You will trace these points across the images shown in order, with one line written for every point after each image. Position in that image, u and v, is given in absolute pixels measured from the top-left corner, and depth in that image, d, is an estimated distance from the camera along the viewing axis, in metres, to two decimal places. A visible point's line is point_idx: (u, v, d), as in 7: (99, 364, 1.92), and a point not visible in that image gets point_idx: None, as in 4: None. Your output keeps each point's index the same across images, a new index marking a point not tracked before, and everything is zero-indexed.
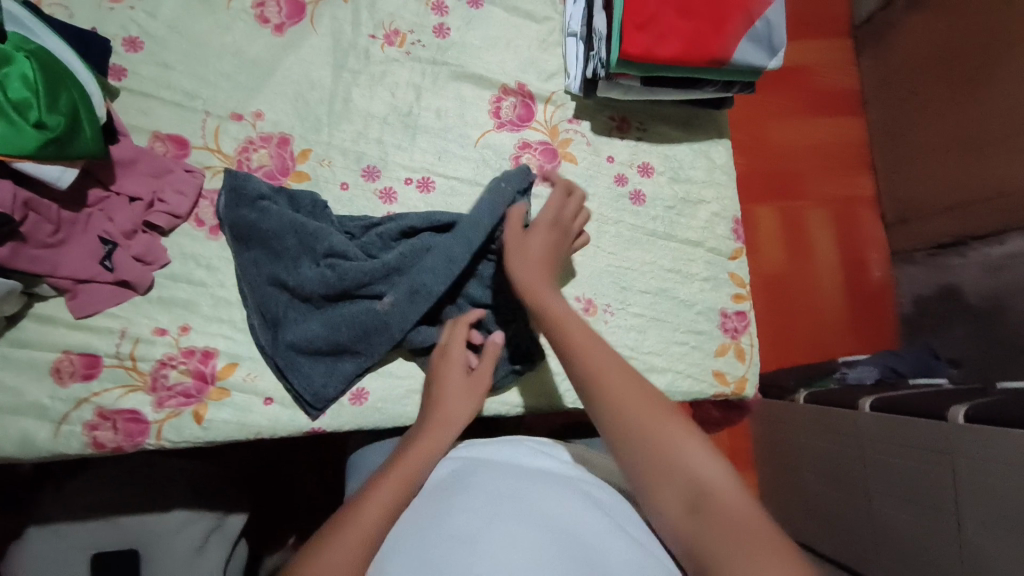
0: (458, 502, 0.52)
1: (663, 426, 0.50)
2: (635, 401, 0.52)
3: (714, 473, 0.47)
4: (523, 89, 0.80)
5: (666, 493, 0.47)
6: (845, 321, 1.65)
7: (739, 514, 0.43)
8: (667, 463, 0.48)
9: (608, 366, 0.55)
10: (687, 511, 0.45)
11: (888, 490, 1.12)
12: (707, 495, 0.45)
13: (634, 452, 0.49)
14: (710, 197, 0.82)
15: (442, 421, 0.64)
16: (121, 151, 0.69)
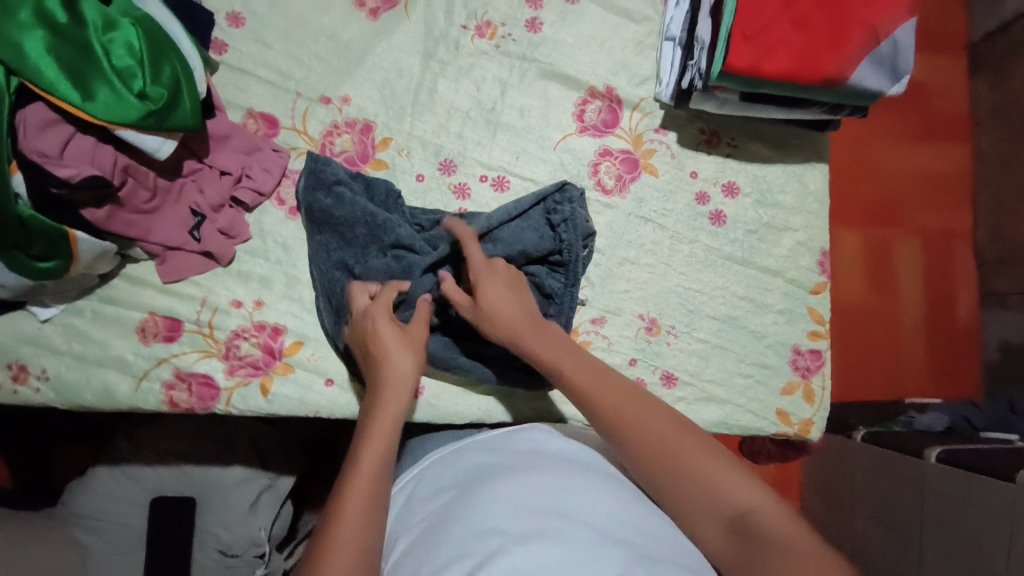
0: (481, 498, 0.52)
1: (690, 457, 0.52)
2: (656, 434, 0.54)
3: (751, 495, 0.49)
4: (611, 93, 0.77)
5: (704, 523, 0.50)
6: (920, 358, 1.54)
7: (783, 532, 0.46)
8: (702, 496, 0.50)
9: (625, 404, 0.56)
10: (728, 535, 0.48)
11: (943, 548, 1.06)
12: (747, 517, 0.48)
13: (665, 488, 0.52)
14: (797, 225, 0.77)
15: (394, 387, 0.60)
16: (216, 127, 0.71)
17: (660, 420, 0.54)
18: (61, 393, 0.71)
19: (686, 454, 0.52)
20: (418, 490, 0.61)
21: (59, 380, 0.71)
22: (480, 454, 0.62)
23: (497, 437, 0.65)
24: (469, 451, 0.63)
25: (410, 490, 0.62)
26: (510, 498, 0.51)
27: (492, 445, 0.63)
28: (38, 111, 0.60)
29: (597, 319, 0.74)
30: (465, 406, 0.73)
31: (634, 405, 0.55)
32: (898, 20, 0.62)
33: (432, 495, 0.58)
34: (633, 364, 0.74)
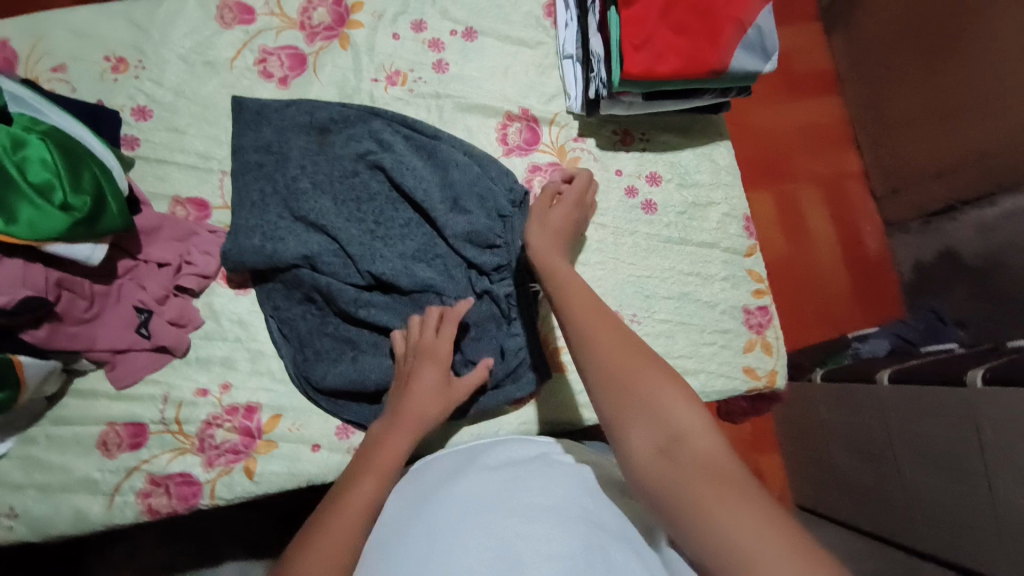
0: (453, 497, 0.56)
1: (642, 377, 0.51)
2: (615, 352, 0.53)
3: (689, 419, 0.47)
4: (526, 114, 0.82)
5: (637, 437, 0.48)
6: (849, 293, 1.69)
7: (710, 458, 0.44)
8: (640, 409, 0.49)
9: (590, 320, 0.57)
10: (657, 452, 0.46)
11: (915, 458, 1.15)
12: (679, 440, 0.46)
13: (614, 403, 0.50)
14: (719, 199, 0.84)
15: (424, 401, 0.65)
16: (144, 221, 0.70)
17: (624, 341, 0.54)
18: (36, 528, 0.67)
19: (635, 370, 0.51)
20: (416, 481, 0.63)
21: (30, 516, 0.67)
22: (466, 456, 0.64)
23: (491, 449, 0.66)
24: (456, 454, 0.66)
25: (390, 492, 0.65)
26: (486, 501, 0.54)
27: (486, 453, 0.64)
28: None
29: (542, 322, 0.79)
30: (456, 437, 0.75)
31: (607, 332, 0.55)
32: (757, 9, 0.70)
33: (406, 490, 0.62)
34: None
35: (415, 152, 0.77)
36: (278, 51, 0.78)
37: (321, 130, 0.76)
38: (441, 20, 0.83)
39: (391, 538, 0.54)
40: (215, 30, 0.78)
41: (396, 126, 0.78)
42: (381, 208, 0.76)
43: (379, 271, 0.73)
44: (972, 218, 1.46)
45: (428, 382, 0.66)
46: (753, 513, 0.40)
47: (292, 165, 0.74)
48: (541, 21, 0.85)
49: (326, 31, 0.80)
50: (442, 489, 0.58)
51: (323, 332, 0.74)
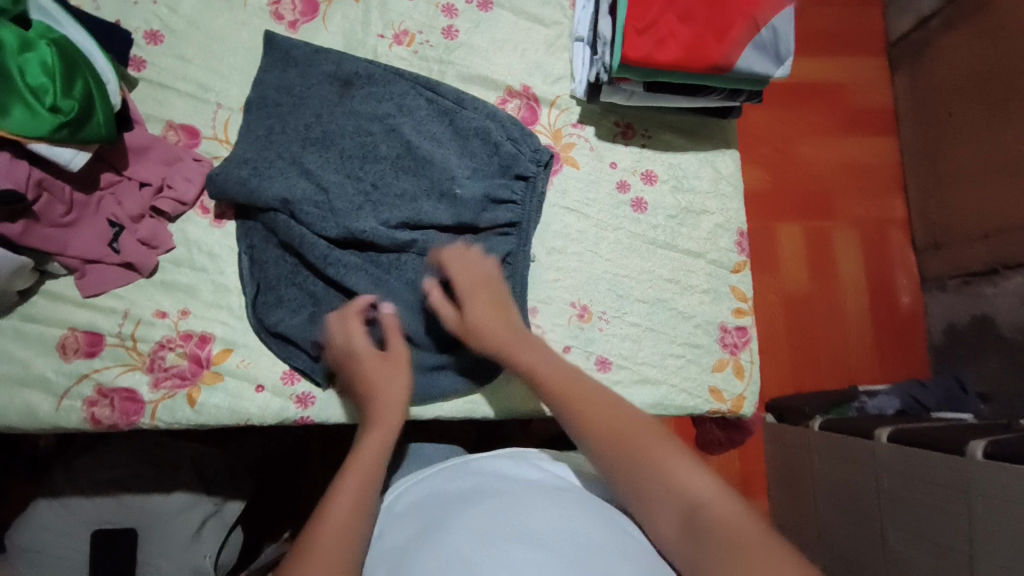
0: (458, 513, 0.56)
1: (647, 447, 0.54)
2: (610, 425, 0.56)
3: (702, 485, 0.51)
4: (527, 92, 0.80)
5: (659, 513, 0.51)
6: (870, 344, 1.59)
7: (734, 521, 0.48)
8: (652, 483, 0.52)
9: (575, 396, 0.59)
10: (683, 526, 0.50)
11: (900, 525, 1.07)
12: (699, 509, 0.49)
13: (628, 484, 0.53)
14: (714, 209, 0.80)
15: (391, 406, 0.65)
16: (135, 139, 0.72)
17: (611, 408, 0.58)
18: None
19: (636, 446, 0.54)
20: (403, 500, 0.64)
21: None
22: (452, 471, 0.65)
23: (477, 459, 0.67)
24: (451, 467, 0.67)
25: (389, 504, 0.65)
26: (487, 516, 0.54)
27: (474, 470, 0.65)
28: None
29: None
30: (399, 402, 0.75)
31: (598, 404, 0.58)
32: (774, 10, 0.67)
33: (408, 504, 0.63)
34: (567, 352, 0.75)
35: (436, 118, 0.78)
36: None
37: (344, 82, 0.77)
38: None
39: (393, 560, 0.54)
40: None
41: (420, 89, 0.78)
42: (382, 169, 0.76)
43: (357, 231, 0.73)
44: (1015, 285, 1.34)
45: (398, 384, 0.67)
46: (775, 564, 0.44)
47: (307, 112, 0.76)
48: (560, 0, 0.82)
49: None
50: (447, 506, 0.59)
51: (291, 282, 0.74)
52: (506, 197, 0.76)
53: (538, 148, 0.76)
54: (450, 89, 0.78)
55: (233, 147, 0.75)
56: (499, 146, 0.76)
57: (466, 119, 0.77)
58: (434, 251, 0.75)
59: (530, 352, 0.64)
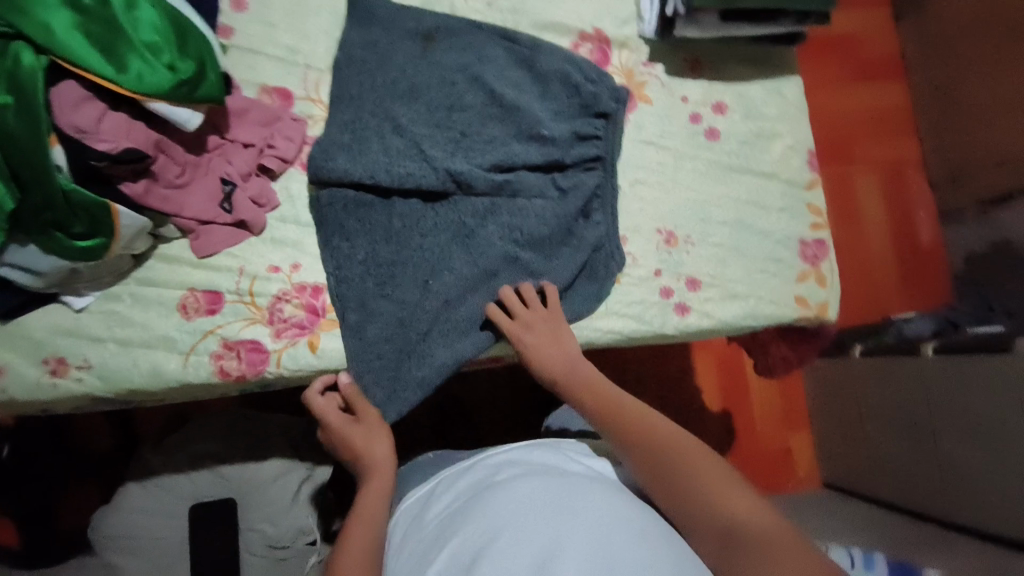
0: (510, 491, 0.59)
1: (692, 469, 0.58)
2: (661, 447, 0.61)
3: (740, 505, 0.54)
4: (599, 34, 0.84)
5: (698, 528, 0.55)
6: (895, 278, 1.65)
7: (771, 534, 0.51)
8: (694, 499, 0.56)
9: (634, 417, 0.65)
10: (719, 538, 0.53)
11: (955, 432, 1.14)
12: (737, 524, 0.53)
13: (668, 496, 0.58)
14: (784, 132, 0.84)
15: (378, 472, 0.70)
16: (234, 102, 0.74)
17: (665, 431, 0.63)
18: (106, 379, 0.71)
19: (684, 468, 0.58)
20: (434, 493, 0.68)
21: (102, 368, 0.71)
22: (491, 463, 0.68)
23: (517, 451, 0.70)
24: (495, 456, 0.69)
25: (429, 496, 0.68)
26: (533, 498, 0.57)
27: (514, 460, 0.68)
28: (71, 88, 0.63)
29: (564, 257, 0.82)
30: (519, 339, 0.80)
31: (655, 427, 0.63)
32: None
33: (452, 492, 0.66)
34: (659, 275, 0.79)
35: (515, 65, 0.81)
36: None
37: (426, 37, 0.80)
38: None
39: (434, 544, 0.59)
40: None
41: (496, 39, 0.81)
42: (469, 117, 0.79)
43: (456, 175, 0.76)
44: None
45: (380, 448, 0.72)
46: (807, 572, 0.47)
47: (393, 67, 0.79)
48: None
49: None
50: (493, 485, 0.62)
51: (378, 296, 0.75)
52: (591, 132, 0.80)
53: (618, 87, 0.80)
54: (525, 37, 0.82)
55: (327, 107, 0.79)
56: (581, 84, 0.80)
57: (543, 62, 0.80)
58: (527, 191, 0.78)
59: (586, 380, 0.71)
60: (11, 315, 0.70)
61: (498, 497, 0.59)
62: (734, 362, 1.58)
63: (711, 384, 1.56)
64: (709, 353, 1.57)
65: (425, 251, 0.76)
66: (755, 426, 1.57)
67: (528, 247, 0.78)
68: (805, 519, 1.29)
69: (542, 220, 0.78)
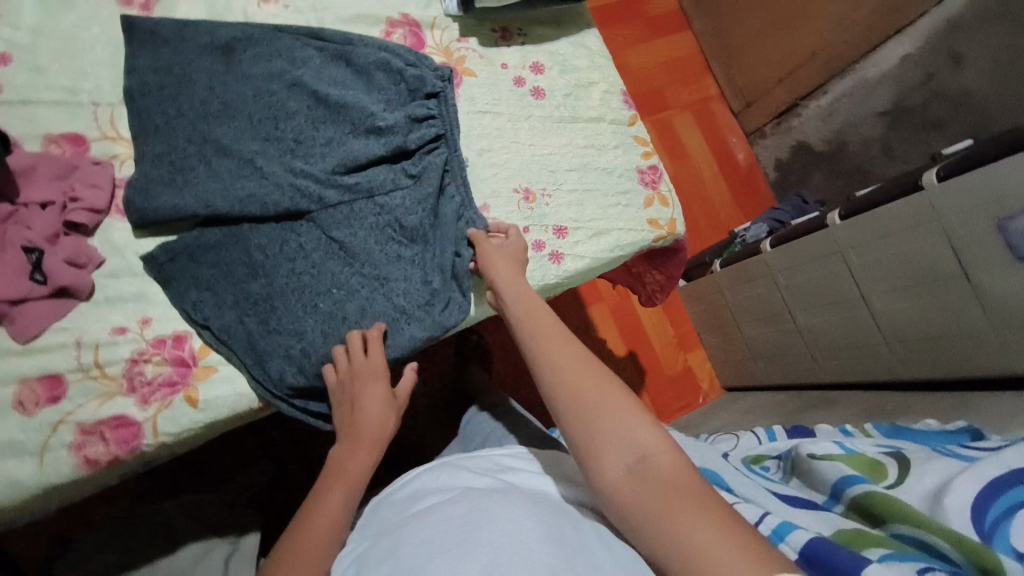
0: (419, 523, 0.56)
1: (612, 406, 0.57)
2: (585, 383, 0.60)
3: (653, 443, 0.54)
4: (407, 19, 0.85)
5: (609, 464, 0.54)
6: (728, 196, 1.88)
7: (675, 474, 0.52)
8: (612, 438, 0.55)
9: (562, 354, 0.63)
10: (627, 472, 0.53)
11: (806, 305, 1.32)
12: (647, 459, 0.53)
13: (582, 434, 0.57)
14: (598, 79, 0.92)
15: (370, 435, 0.69)
16: (18, 161, 0.65)
17: (591, 373, 0.61)
18: None
19: (605, 406, 0.57)
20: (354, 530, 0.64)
21: None
22: (405, 499, 0.65)
23: (427, 479, 0.67)
24: (402, 491, 0.67)
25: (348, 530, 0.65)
26: (439, 519, 0.55)
27: (422, 491, 0.65)
28: None
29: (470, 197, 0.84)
30: None
31: (580, 373, 0.61)
32: None
33: (358, 532, 0.62)
34: (528, 231, 0.82)
35: (332, 63, 0.80)
36: None
37: (226, 49, 0.75)
38: None
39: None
40: None
41: (305, 40, 0.79)
42: (299, 124, 0.76)
43: (303, 186, 0.73)
44: (812, 110, 1.70)
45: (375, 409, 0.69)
46: (705, 512, 0.48)
47: (199, 88, 0.73)
48: None
49: None
50: (405, 518, 0.59)
51: (267, 333, 0.70)
52: (427, 112, 0.80)
53: (441, 65, 0.82)
54: (335, 33, 0.80)
55: (133, 142, 0.71)
56: (405, 66, 0.80)
57: (360, 54, 0.80)
58: (382, 186, 0.77)
59: (522, 313, 0.69)
60: None
61: (404, 531, 0.56)
62: (625, 307, 1.69)
63: (609, 331, 1.66)
64: (600, 304, 1.66)
65: (297, 273, 0.72)
66: (656, 357, 1.70)
67: (400, 240, 0.76)
68: (718, 422, 1.42)
69: (406, 210, 0.77)
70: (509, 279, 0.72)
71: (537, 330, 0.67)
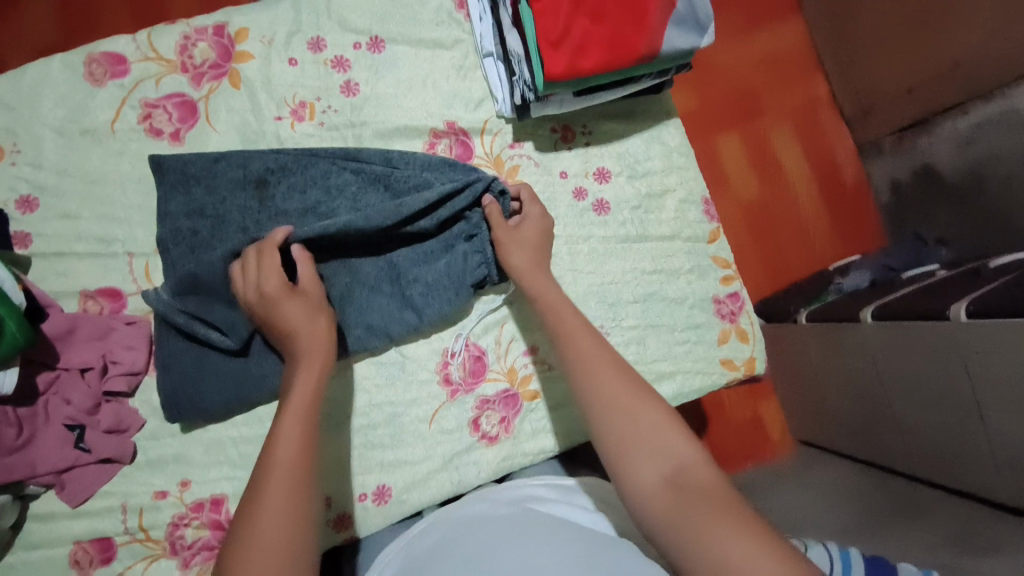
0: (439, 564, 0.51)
1: (643, 414, 0.55)
2: (619, 393, 0.57)
3: (686, 452, 0.53)
4: (453, 127, 0.74)
5: (644, 469, 0.52)
6: (828, 221, 1.48)
7: (712, 484, 0.49)
8: (650, 450, 0.53)
9: (588, 347, 0.60)
10: (670, 480, 0.50)
11: (906, 397, 0.99)
12: (682, 471, 0.51)
13: (614, 441, 0.54)
14: (673, 184, 0.79)
15: (313, 342, 0.60)
16: (54, 325, 0.64)
17: (622, 380, 0.58)
18: None
19: (641, 415, 0.55)
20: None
21: None
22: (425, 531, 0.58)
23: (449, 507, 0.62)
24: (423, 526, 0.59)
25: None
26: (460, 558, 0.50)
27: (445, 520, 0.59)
28: None
29: (497, 326, 0.76)
30: (481, 463, 0.72)
31: (610, 378, 0.58)
32: None
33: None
34: None
35: (370, 186, 0.71)
36: (162, 102, 0.70)
37: (258, 182, 0.69)
38: (342, 33, 0.74)
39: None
40: (86, 90, 0.69)
41: (341, 162, 0.71)
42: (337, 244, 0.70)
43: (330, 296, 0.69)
44: (950, 129, 1.24)
45: (299, 317, 0.61)
46: (743, 532, 0.45)
47: (232, 228, 0.68)
48: (452, 15, 0.76)
49: (212, 69, 0.71)
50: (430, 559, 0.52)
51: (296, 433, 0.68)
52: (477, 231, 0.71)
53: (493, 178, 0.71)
54: (373, 152, 0.71)
55: None
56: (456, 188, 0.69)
57: (400, 177, 0.70)
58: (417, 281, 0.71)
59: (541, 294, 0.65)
60: None
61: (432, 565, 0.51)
62: None
63: None
64: None
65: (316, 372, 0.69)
66: None
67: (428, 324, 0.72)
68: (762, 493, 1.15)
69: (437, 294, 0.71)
70: (523, 274, 0.67)
71: (563, 321, 0.63)
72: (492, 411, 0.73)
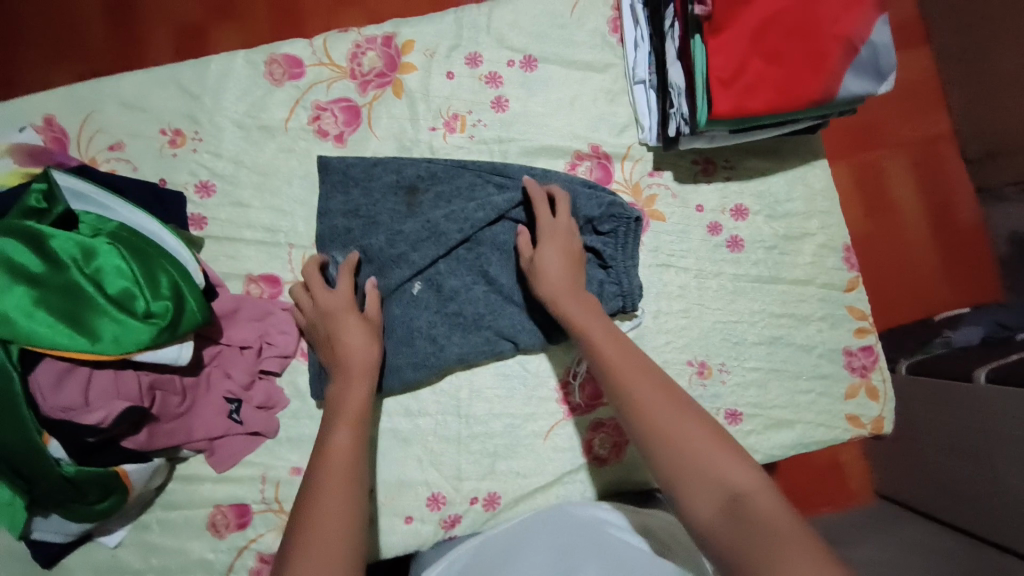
0: None
1: (689, 436, 0.50)
2: (662, 411, 0.52)
3: (744, 478, 0.47)
4: (597, 150, 0.75)
5: (697, 500, 0.47)
6: (940, 264, 1.12)
7: (776, 514, 0.44)
8: (700, 475, 0.48)
9: (625, 364, 0.56)
10: (721, 512, 0.45)
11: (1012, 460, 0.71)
12: (740, 498, 0.45)
13: (660, 465, 0.50)
14: (814, 229, 0.77)
15: (359, 362, 0.63)
16: (222, 305, 0.69)
17: (664, 397, 0.53)
18: None
19: (688, 434, 0.50)
20: None
21: None
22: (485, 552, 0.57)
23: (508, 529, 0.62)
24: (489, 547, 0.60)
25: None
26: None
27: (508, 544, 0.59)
28: (48, 367, 0.59)
29: None
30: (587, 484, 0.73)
31: (654, 396, 0.53)
32: (869, 24, 0.62)
33: None
34: None
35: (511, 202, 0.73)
36: (330, 106, 0.74)
37: (409, 188, 0.72)
38: (498, 49, 0.76)
39: None
40: (265, 87, 0.74)
41: (487, 176, 0.73)
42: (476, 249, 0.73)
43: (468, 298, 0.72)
44: None
45: (358, 334, 0.64)
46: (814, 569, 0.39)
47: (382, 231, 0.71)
48: (607, 39, 0.77)
49: (378, 77, 0.74)
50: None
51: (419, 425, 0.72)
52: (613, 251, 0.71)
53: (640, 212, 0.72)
54: (518, 168, 0.73)
55: None
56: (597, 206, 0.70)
57: None
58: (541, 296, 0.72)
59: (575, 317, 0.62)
60: (49, 565, 0.67)
61: None
62: None
63: None
64: None
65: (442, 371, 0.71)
66: None
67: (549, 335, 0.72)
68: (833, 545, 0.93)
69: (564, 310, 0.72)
70: (554, 297, 0.64)
71: (599, 338, 0.59)
72: (605, 435, 0.74)
